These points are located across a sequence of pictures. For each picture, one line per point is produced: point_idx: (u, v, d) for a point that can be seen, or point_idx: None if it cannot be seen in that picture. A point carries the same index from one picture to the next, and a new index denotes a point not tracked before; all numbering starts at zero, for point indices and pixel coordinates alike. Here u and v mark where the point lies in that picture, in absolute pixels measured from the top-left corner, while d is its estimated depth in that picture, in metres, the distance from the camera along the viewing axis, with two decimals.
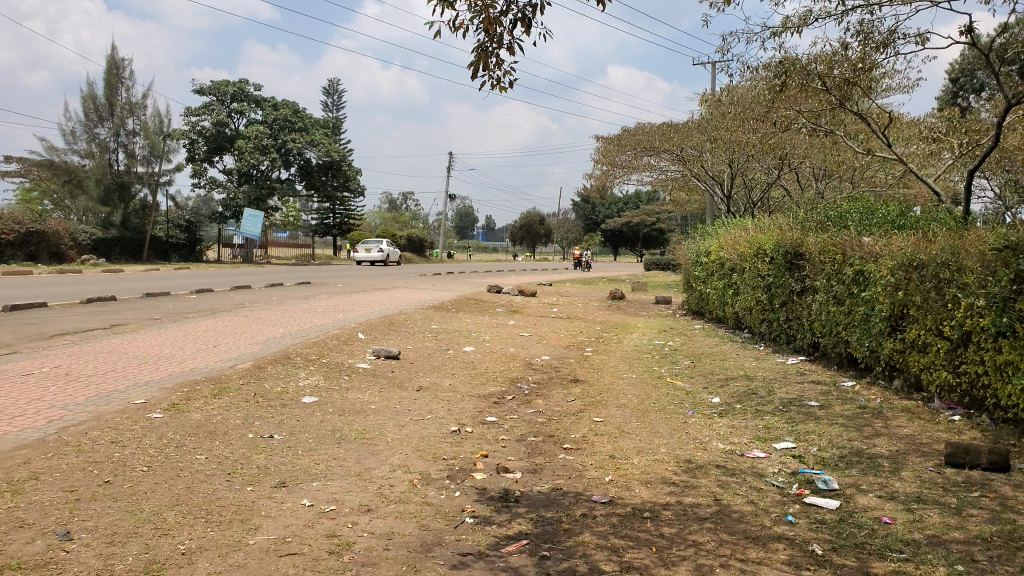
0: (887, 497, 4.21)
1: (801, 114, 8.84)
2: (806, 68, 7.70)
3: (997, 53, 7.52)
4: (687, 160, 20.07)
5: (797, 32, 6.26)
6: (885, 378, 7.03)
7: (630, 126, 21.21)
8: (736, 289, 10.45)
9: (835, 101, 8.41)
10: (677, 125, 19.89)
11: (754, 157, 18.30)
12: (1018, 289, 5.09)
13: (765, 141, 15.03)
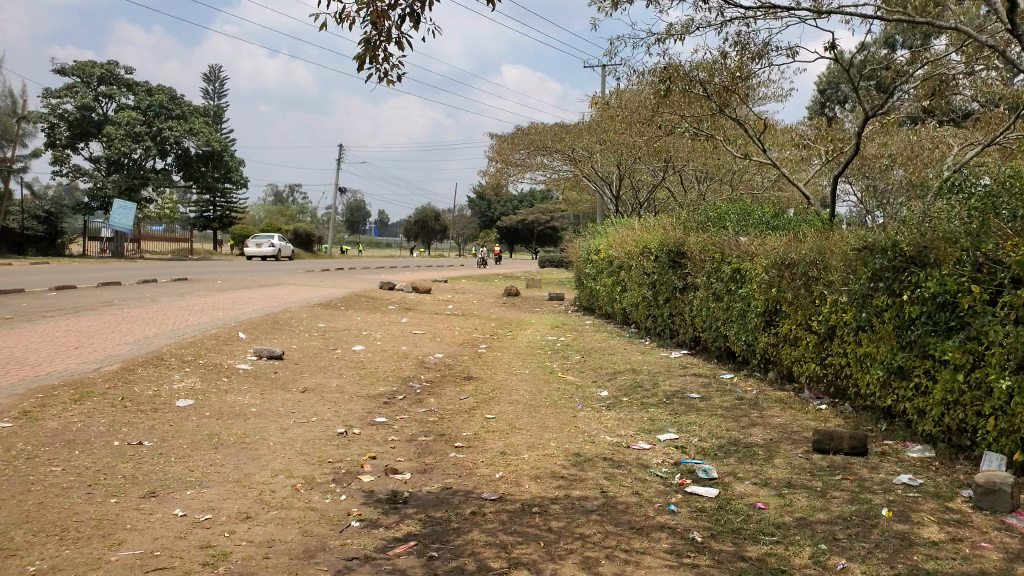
0: (760, 484, 4.46)
1: (684, 119, 9.18)
2: (688, 75, 8.01)
3: (858, 68, 8.07)
4: (578, 160, 20.47)
5: (678, 38, 6.48)
6: (760, 370, 7.44)
7: (524, 125, 21.42)
8: (623, 286, 10.76)
9: (715, 107, 8.79)
10: (569, 126, 20.27)
11: (640, 160, 18.90)
12: (875, 285, 5.60)
13: (650, 144, 15.54)
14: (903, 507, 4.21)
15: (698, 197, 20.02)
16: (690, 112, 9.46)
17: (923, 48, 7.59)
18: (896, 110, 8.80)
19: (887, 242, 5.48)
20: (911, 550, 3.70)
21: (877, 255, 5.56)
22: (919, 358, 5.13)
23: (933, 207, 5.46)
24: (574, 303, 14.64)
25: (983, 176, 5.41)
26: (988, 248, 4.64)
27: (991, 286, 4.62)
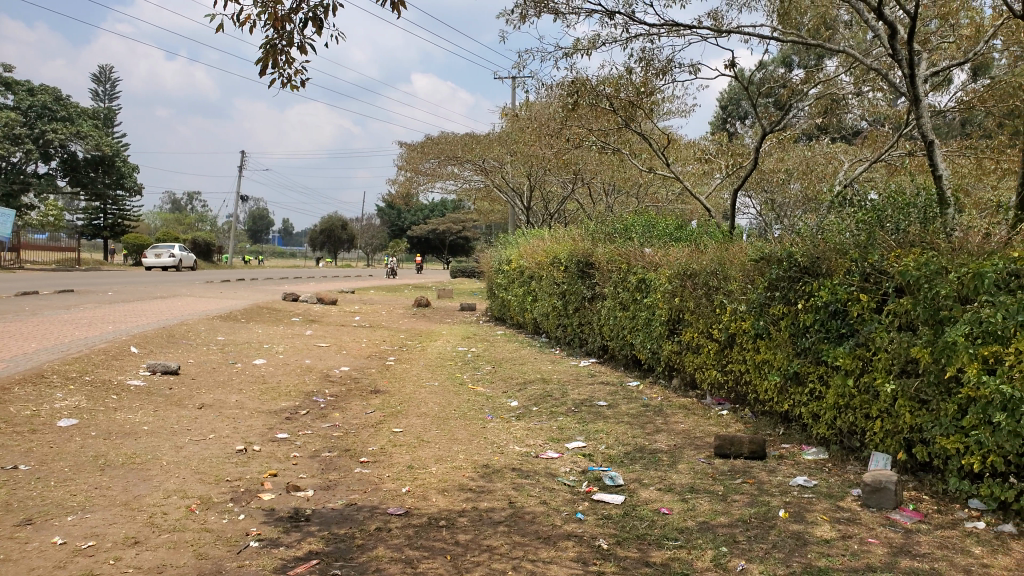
0: (665, 490, 4.55)
1: (593, 132, 9.35)
2: (595, 89, 8.15)
3: (757, 86, 8.42)
4: (489, 171, 20.55)
5: (585, 53, 6.59)
6: (665, 378, 7.62)
7: (435, 135, 21.34)
8: (534, 296, 10.84)
9: (621, 120, 8.99)
10: (479, 137, 20.34)
11: (550, 171, 19.14)
12: (772, 295, 5.90)
13: (559, 156, 15.77)
14: (798, 508, 4.38)
15: (606, 209, 20.43)
16: (598, 126, 9.64)
17: (815, 70, 8.00)
18: (791, 128, 9.24)
19: (782, 253, 5.78)
20: (805, 549, 3.86)
21: (773, 265, 5.84)
22: (813, 364, 5.46)
23: (823, 219, 5.75)
24: (485, 314, 14.65)
25: (868, 192, 5.75)
26: (873, 259, 4.99)
27: (877, 295, 4.99)
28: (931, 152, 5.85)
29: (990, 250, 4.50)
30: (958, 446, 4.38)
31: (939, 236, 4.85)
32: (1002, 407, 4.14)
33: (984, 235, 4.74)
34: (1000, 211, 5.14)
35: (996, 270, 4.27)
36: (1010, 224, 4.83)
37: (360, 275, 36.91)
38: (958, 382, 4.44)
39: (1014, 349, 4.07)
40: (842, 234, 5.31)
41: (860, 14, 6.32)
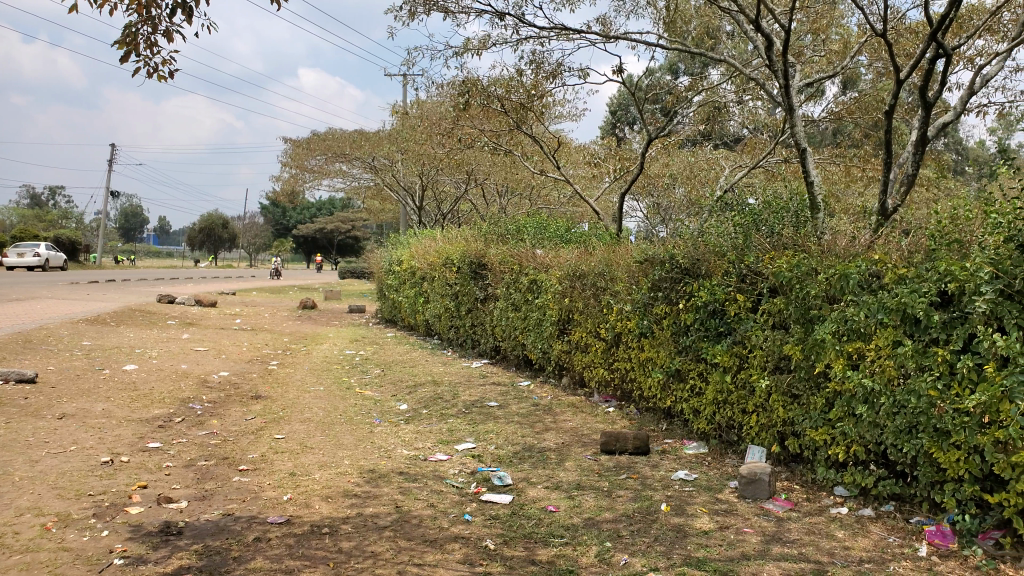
0: (552, 488, 4.60)
1: (484, 133, 9.38)
2: (486, 91, 8.17)
3: (644, 92, 8.67)
4: (379, 169, 20.28)
5: (474, 53, 6.59)
6: (555, 377, 7.73)
7: (323, 131, 20.80)
8: (426, 297, 10.77)
9: (512, 122, 9.04)
10: (369, 134, 20.01)
11: (443, 171, 19.08)
12: (655, 295, 6.10)
13: (451, 156, 15.75)
14: (679, 501, 4.53)
15: (499, 210, 20.54)
16: (491, 127, 9.65)
17: (698, 78, 8.30)
18: (676, 134, 9.57)
19: (664, 255, 5.97)
20: (685, 541, 3.99)
21: (656, 266, 6.03)
22: (693, 361, 5.70)
23: (703, 222, 5.98)
24: (375, 316, 14.42)
25: (746, 196, 6.02)
26: (749, 261, 5.26)
27: (753, 295, 5.27)
28: (804, 158, 6.18)
29: (855, 252, 4.81)
30: (825, 437, 4.73)
31: (810, 239, 5.13)
32: (864, 400, 4.53)
33: (848, 237, 5.05)
34: (863, 216, 5.49)
35: (859, 271, 4.62)
36: (871, 227, 5.18)
37: (246, 276, 35.57)
38: (825, 376, 4.78)
39: (875, 345, 4.47)
40: (721, 236, 5.55)
41: (740, 26, 6.59)
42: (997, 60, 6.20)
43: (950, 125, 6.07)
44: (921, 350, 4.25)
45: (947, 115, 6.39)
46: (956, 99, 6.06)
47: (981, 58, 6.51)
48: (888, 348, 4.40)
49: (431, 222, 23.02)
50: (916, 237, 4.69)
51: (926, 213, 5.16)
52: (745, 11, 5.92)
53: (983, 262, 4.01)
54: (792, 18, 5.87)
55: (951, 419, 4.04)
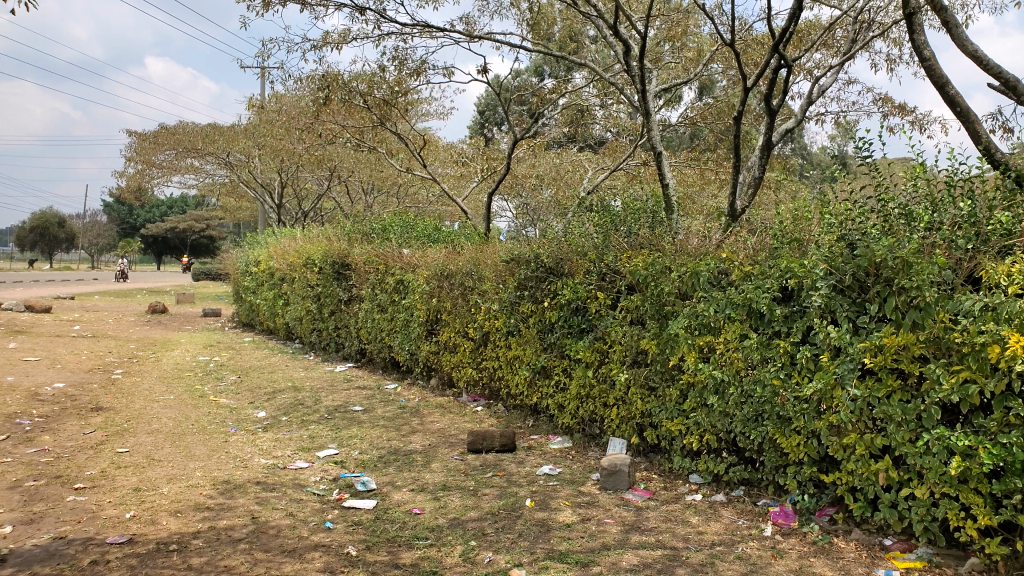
0: (418, 490, 4.56)
1: (347, 130, 9.19)
2: (347, 86, 8.01)
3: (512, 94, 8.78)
4: (235, 165, 19.42)
5: (333, 48, 6.44)
6: (423, 378, 7.70)
7: (175, 124, 19.65)
8: (286, 300, 10.43)
9: (376, 119, 8.92)
10: (223, 128, 19.12)
11: (304, 166, 18.55)
12: (521, 294, 6.19)
13: (312, 153, 15.34)
14: (544, 496, 4.61)
15: (365, 208, 20.20)
16: (357, 124, 9.45)
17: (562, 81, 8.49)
18: (541, 135, 9.77)
19: (530, 255, 6.07)
20: (548, 535, 4.06)
21: (521, 266, 6.12)
22: (558, 358, 5.83)
23: (567, 222, 6.12)
24: (233, 320, 13.78)
25: (607, 197, 6.21)
26: (609, 260, 5.43)
27: (612, 292, 5.46)
28: (660, 162, 6.46)
29: (705, 251, 5.08)
30: (680, 427, 4.97)
31: (665, 238, 5.37)
32: (714, 391, 4.80)
33: (701, 237, 5.32)
34: (715, 216, 5.78)
35: (708, 269, 4.89)
36: (722, 227, 5.48)
37: (92, 279, 33.09)
38: (679, 369, 5.02)
39: (723, 339, 4.74)
40: (583, 236, 5.71)
41: (600, 31, 6.80)
42: (832, 73, 6.71)
43: (792, 132, 6.51)
44: (764, 342, 4.56)
45: (789, 122, 6.86)
46: (796, 108, 6.52)
47: (819, 70, 7.04)
48: (735, 340, 4.69)
49: (295, 221, 22.30)
50: (760, 237, 5.02)
51: (769, 214, 5.52)
52: (604, 17, 6.09)
53: (818, 260, 4.35)
54: (648, 25, 6.10)
55: (791, 406, 4.37)
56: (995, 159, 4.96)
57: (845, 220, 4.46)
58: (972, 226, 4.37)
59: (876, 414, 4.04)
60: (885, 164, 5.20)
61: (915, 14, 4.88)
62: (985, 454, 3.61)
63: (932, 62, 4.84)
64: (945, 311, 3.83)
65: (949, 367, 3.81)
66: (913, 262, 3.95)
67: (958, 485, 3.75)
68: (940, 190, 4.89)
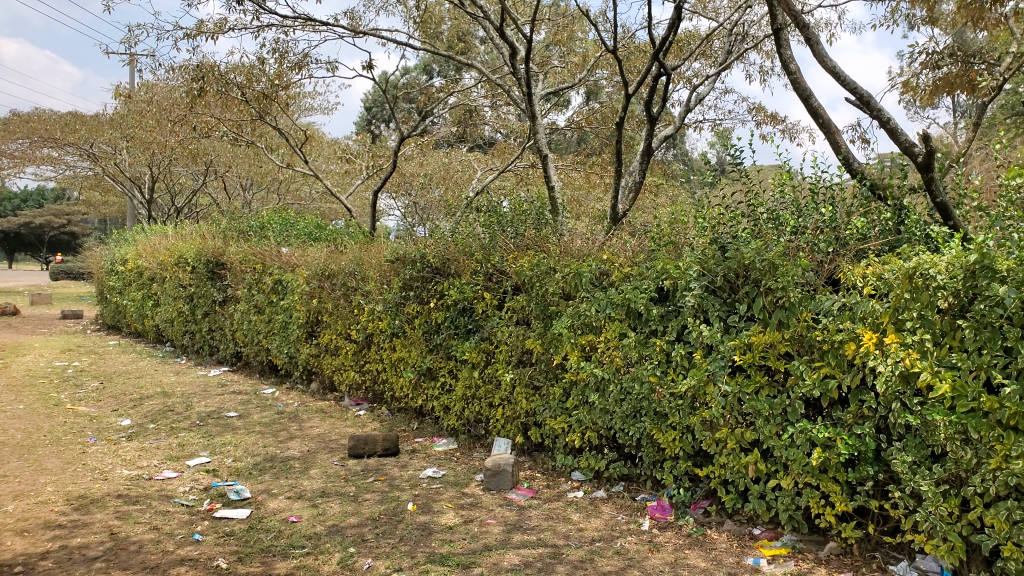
0: (295, 497, 4.41)
1: (224, 123, 8.82)
2: (224, 78, 7.70)
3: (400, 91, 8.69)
4: (100, 157, 18.24)
5: (206, 36, 6.16)
6: (303, 382, 7.49)
7: (31, 111, 18.23)
8: (155, 301, 9.90)
9: (256, 113, 8.60)
10: (87, 117, 17.92)
11: (177, 160, 17.66)
12: (406, 294, 6.12)
13: (185, 146, 14.64)
14: (426, 499, 4.57)
15: (245, 205, 19.49)
16: (235, 118, 9.07)
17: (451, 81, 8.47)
18: (429, 135, 9.72)
19: (415, 255, 6.01)
20: (430, 538, 4.02)
21: (407, 266, 6.04)
22: (443, 359, 5.80)
23: (454, 222, 6.10)
24: (96, 322, 12.93)
25: (492, 198, 6.24)
26: (495, 260, 5.44)
27: (498, 293, 5.47)
28: (545, 164, 6.55)
29: (587, 252, 5.18)
30: (563, 425, 5.04)
31: (548, 240, 5.45)
32: (595, 389, 4.90)
33: (584, 238, 5.42)
34: (598, 219, 5.91)
35: (590, 270, 4.99)
36: (605, 229, 5.62)
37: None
38: (562, 368, 5.10)
39: (604, 338, 4.84)
40: (469, 237, 5.71)
41: (487, 32, 6.83)
42: (709, 82, 7.00)
43: (671, 138, 6.75)
44: (642, 341, 4.70)
45: (670, 128, 7.11)
46: (676, 115, 6.76)
47: (698, 79, 7.34)
48: (615, 339, 4.80)
49: (168, 216, 21.16)
50: (640, 239, 5.17)
51: (648, 217, 5.69)
52: (491, 19, 6.10)
53: (693, 261, 4.52)
54: (533, 29, 6.16)
55: (667, 403, 4.52)
56: (853, 168, 5.30)
57: (717, 224, 4.66)
58: (831, 231, 4.66)
59: (745, 409, 4.23)
60: (756, 171, 5.47)
61: (782, 30, 5.15)
62: (842, 445, 3.85)
63: (797, 75, 5.13)
64: (807, 310, 4.06)
65: (810, 363, 4.06)
66: (778, 263, 4.16)
67: (819, 474, 4.00)
68: (804, 197, 5.19)
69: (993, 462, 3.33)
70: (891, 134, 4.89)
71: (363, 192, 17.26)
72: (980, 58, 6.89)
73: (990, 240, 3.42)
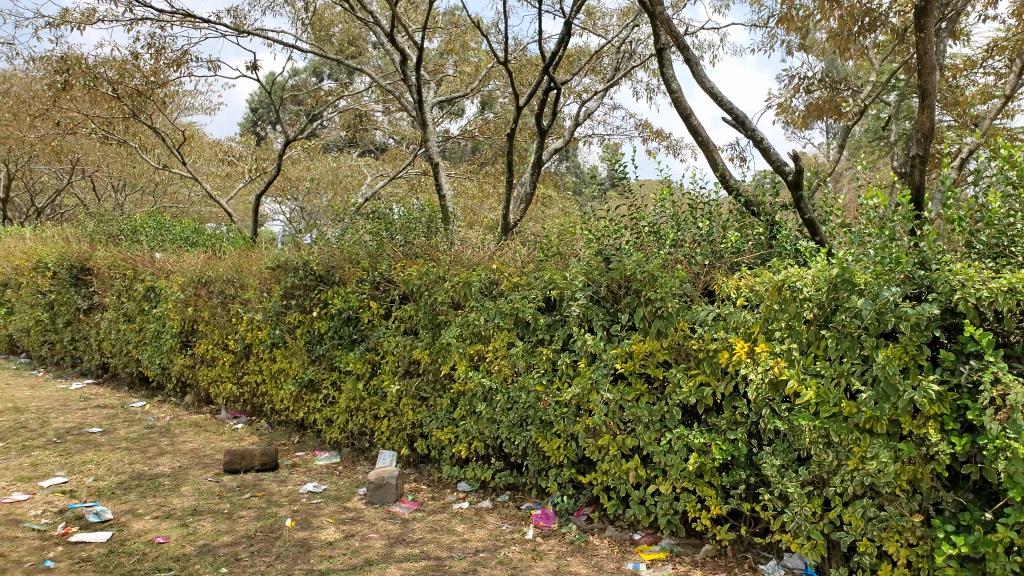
0: (163, 517, 4.18)
1: (93, 119, 8.33)
2: (93, 71, 7.28)
3: (285, 93, 8.47)
4: None
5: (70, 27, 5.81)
6: (176, 395, 7.15)
7: None
8: (10, 308, 9.19)
9: (129, 110, 8.17)
10: None
11: (40, 157, 16.49)
12: (287, 302, 5.96)
13: (48, 142, 13.70)
14: (305, 515, 4.43)
15: (117, 207, 18.44)
16: (106, 115, 8.56)
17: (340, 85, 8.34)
18: (317, 140, 9.53)
19: (298, 262, 5.86)
20: (308, 555, 3.90)
21: (289, 274, 5.88)
22: (327, 370, 5.66)
23: (340, 229, 6.00)
24: None
25: (378, 206, 6.17)
26: (382, 269, 5.36)
27: (385, 302, 5.40)
28: (436, 172, 6.53)
29: (476, 262, 5.20)
30: (450, 436, 5.02)
31: (435, 248, 5.44)
32: (483, 399, 4.90)
33: (474, 247, 5.44)
34: (487, 229, 5.94)
35: (479, 279, 5.00)
36: (494, 238, 5.65)
37: None
38: (449, 379, 5.08)
39: (492, 347, 4.86)
40: (356, 244, 5.61)
41: (377, 36, 6.76)
42: (598, 97, 7.19)
43: (560, 151, 6.88)
44: (529, 350, 4.73)
45: (560, 141, 7.24)
46: (565, 128, 6.90)
47: (588, 94, 7.52)
48: (503, 349, 4.82)
49: (29, 217, 19.70)
50: (528, 249, 5.23)
51: (536, 228, 5.77)
52: (381, 24, 6.03)
53: (578, 272, 4.60)
54: (424, 36, 6.14)
55: (553, 411, 4.57)
56: (730, 184, 5.56)
57: (602, 236, 4.77)
58: (708, 244, 4.86)
59: (626, 416, 4.34)
60: (639, 185, 5.64)
61: (665, 50, 5.34)
62: (716, 449, 4.01)
63: (679, 94, 5.33)
64: (685, 320, 4.21)
65: (687, 371, 4.21)
66: (658, 275, 4.30)
67: (695, 479, 4.15)
68: (683, 211, 5.39)
69: (852, 463, 3.55)
70: (764, 153, 5.16)
71: (246, 195, 16.67)
72: (845, 85, 7.39)
73: (850, 254, 3.65)
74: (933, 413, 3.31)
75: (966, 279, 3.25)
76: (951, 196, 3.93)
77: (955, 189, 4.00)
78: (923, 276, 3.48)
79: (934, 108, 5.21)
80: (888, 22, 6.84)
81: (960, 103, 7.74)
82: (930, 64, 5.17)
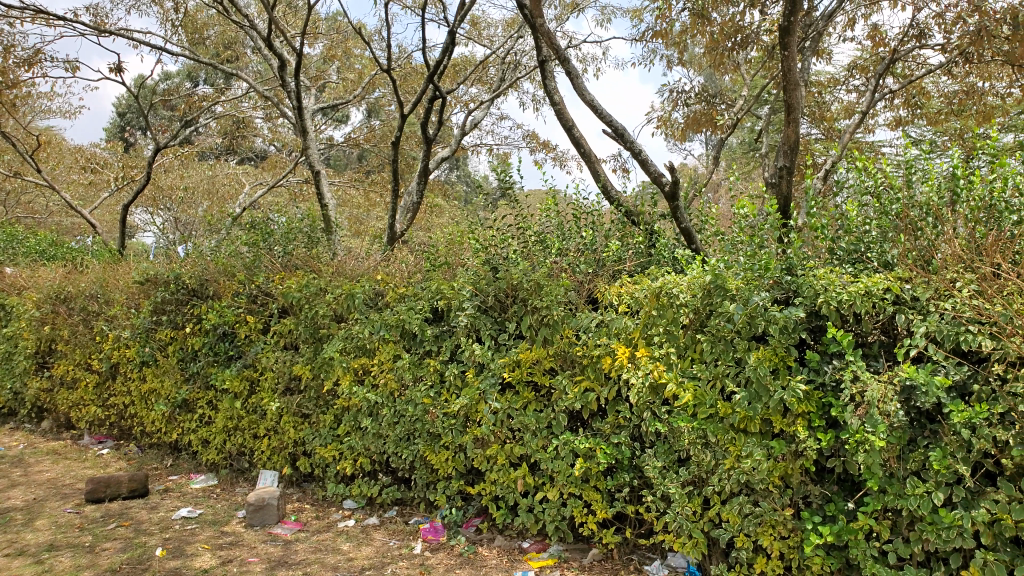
0: (15, 555, 3.87)
1: None
2: None
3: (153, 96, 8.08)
4: None
5: None
6: (32, 422, 6.70)
7: None
8: None
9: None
10: None
11: None
12: (157, 318, 5.67)
13: None
14: (178, 542, 4.20)
15: None
16: None
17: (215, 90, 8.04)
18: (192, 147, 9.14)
19: (168, 276, 5.60)
20: None
21: (159, 288, 5.59)
22: (202, 390, 5.42)
23: (215, 242, 5.79)
24: None
25: (256, 216, 5.98)
26: (260, 281, 5.19)
27: (263, 316, 5.22)
28: (318, 181, 6.38)
29: (360, 273, 5.12)
30: (334, 453, 4.89)
31: (315, 260, 5.31)
32: (368, 413, 4.80)
33: (358, 259, 5.36)
34: (372, 238, 5.84)
35: (363, 291, 4.90)
36: (379, 248, 5.56)
37: None
38: (333, 394, 4.95)
39: (377, 360, 4.76)
40: (231, 257, 5.41)
41: (254, 40, 6.55)
42: (485, 107, 7.22)
43: (447, 160, 6.86)
44: (415, 362, 4.66)
45: (446, 150, 7.21)
46: (452, 138, 6.89)
47: (475, 103, 7.55)
48: (389, 361, 4.73)
49: None
50: (414, 259, 5.19)
51: (422, 238, 5.73)
52: (257, 28, 5.83)
53: (465, 282, 4.58)
54: (303, 42, 5.98)
55: (440, 423, 4.51)
56: (612, 195, 5.69)
57: (489, 247, 4.77)
58: (591, 253, 4.96)
59: (514, 424, 4.34)
60: (524, 195, 5.70)
61: (546, 62, 5.43)
62: (601, 454, 4.08)
63: (561, 106, 5.42)
64: (570, 327, 4.26)
65: (573, 378, 4.27)
66: (543, 284, 4.34)
67: (582, 484, 4.20)
68: (567, 221, 5.48)
69: (728, 462, 3.68)
70: (642, 164, 5.32)
71: (116, 205, 15.80)
72: (720, 99, 7.75)
73: (722, 262, 3.80)
74: (801, 411, 3.47)
75: (827, 283, 3.44)
76: (813, 206, 4.17)
77: (816, 199, 4.24)
78: (789, 282, 3.65)
79: (799, 122, 5.51)
80: (759, 40, 7.17)
81: (825, 118, 8.26)
82: (794, 80, 5.46)
